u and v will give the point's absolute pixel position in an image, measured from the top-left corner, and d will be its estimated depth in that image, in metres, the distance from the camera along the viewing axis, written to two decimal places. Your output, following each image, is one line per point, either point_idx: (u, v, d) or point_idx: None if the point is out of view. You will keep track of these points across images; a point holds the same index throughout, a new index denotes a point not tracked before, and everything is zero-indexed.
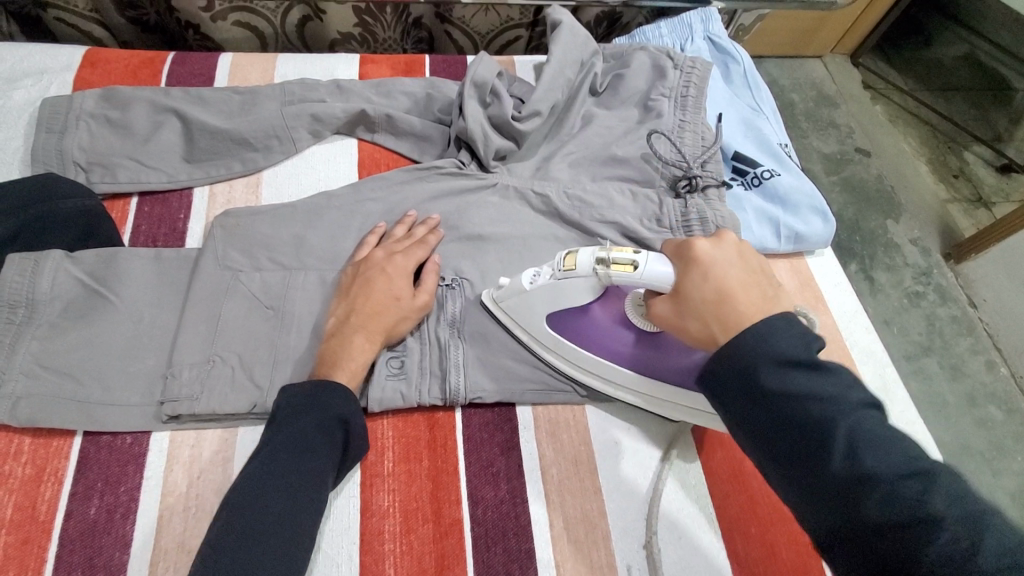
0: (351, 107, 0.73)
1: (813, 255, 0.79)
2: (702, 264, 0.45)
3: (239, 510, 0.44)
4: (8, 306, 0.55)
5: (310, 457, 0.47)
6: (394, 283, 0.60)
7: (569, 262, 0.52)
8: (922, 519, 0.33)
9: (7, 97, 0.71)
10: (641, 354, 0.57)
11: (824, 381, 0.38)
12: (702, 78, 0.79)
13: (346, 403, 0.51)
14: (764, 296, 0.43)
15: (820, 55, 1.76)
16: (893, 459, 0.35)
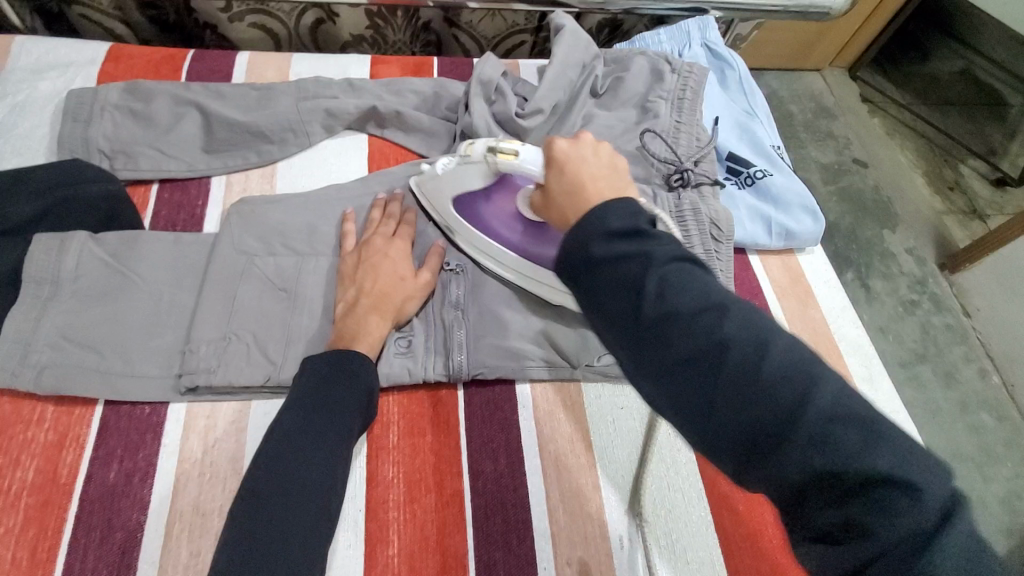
0: (363, 104, 0.77)
1: (804, 253, 0.82)
2: (554, 155, 0.50)
3: (276, 466, 0.47)
4: (35, 282, 0.58)
5: (340, 419, 0.51)
6: (398, 264, 0.64)
7: (467, 151, 0.61)
8: (832, 462, 0.30)
9: (34, 88, 0.75)
10: (528, 241, 0.64)
11: (683, 278, 0.37)
12: (698, 82, 0.83)
13: (372, 376, 0.55)
14: (607, 177, 0.46)
15: (818, 68, 1.80)
16: (798, 393, 0.32)
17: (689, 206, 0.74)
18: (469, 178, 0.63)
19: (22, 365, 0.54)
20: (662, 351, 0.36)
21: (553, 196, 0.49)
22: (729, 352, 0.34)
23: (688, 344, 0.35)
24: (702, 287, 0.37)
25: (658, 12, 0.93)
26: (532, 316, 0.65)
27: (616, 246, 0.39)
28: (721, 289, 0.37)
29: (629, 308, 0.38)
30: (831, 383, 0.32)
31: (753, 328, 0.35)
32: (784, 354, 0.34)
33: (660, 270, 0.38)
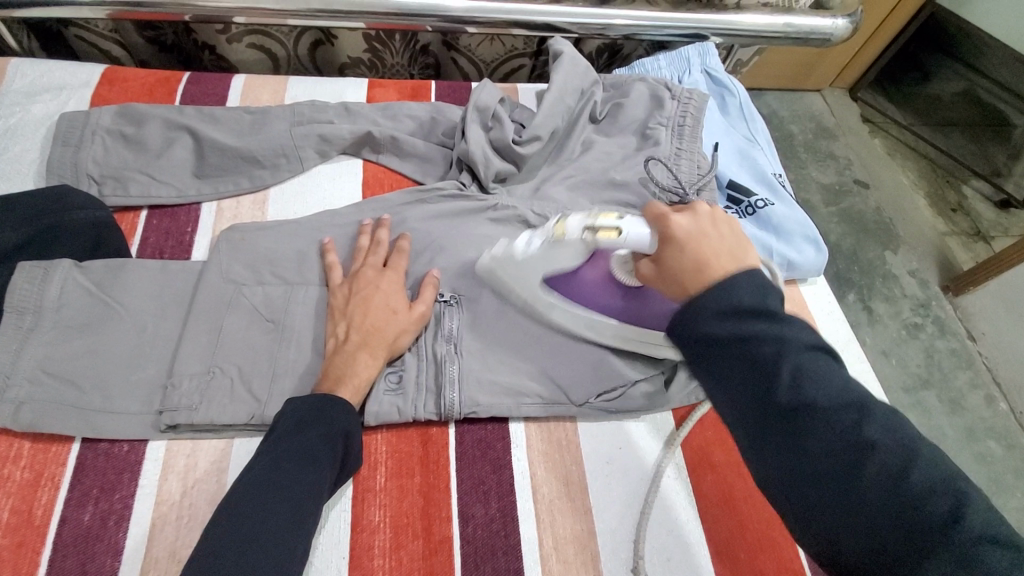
0: (358, 129, 0.76)
1: (807, 284, 0.80)
2: (670, 233, 0.51)
3: (240, 515, 0.45)
4: (15, 313, 0.56)
5: (313, 468, 0.49)
6: (391, 297, 0.62)
7: (559, 230, 0.57)
8: (895, 496, 0.37)
9: (27, 111, 0.74)
10: (630, 308, 0.61)
11: (777, 327, 0.42)
12: (699, 109, 0.82)
13: (347, 419, 0.53)
14: (733, 249, 0.48)
15: (819, 88, 1.80)
16: (945, 507, 0.36)
17: None
18: (562, 258, 0.60)
19: (1, 400, 0.53)
20: (795, 443, 0.40)
21: (674, 275, 0.49)
22: (871, 457, 0.38)
23: (832, 441, 0.39)
24: (853, 392, 0.41)
25: (658, 37, 0.92)
26: (527, 350, 0.64)
27: (742, 327, 0.43)
28: (846, 379, 0.42)
29: (763, 395, 0.41)
30: (971, 500, 0.36)
31: (896, 438, 0.39)
32: (886, 433, 0.39)
33: (785, 358, 0.41)
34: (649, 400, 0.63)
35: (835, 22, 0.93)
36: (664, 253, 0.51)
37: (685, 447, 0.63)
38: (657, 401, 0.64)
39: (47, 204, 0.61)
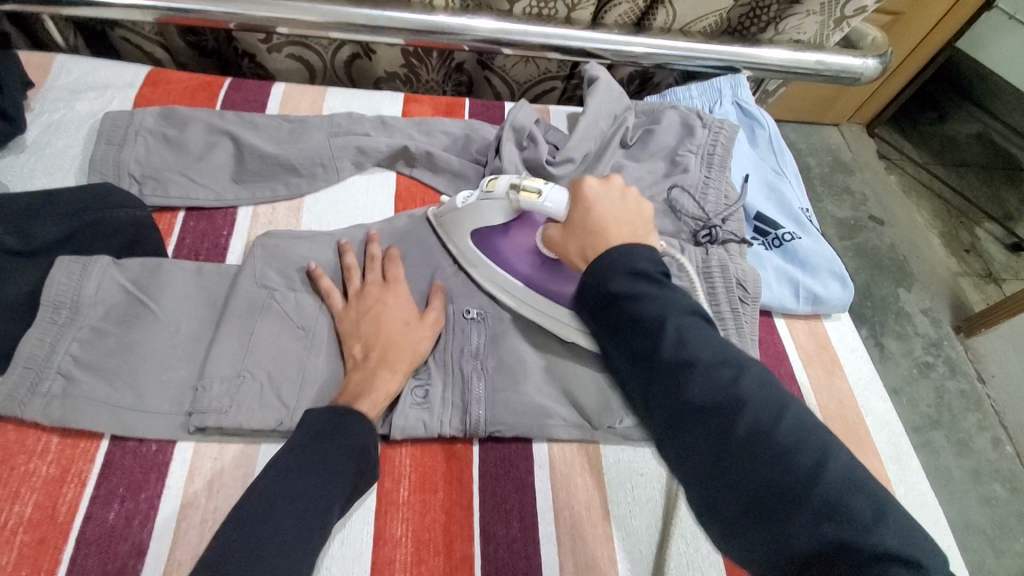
0: (395, 143, 0.77)
1: (830, 319, 0.80)
2: (579, 191, 0.62)
3: (249, 528, 0.45)
4: (52, 306, 0.57)
5: (326, 486, 0.49)
6: (403, 309, 0.63)
7: (490, 185, 0.65)
8: (761, 447, 0.43)
9: (70, 107, 0.75)
10: (544, 279, 0.66)
11: (661, 298, 0.53)
12: (729, 139, 0.83)
13: (366, 433, 0.53)
14: (629, 223, 0.60)
15: (838, 123, 1.82)
16: (811, 458, 0.41)
17: (718, 263, 0.71)
18: (490, 211, 0.66)
19: (32, 394, 0.53)
20: (680, 395, 0.48)
21: (577, 227, 0.60)
22: (745, 410, 0.44)
23: (711, 395, 0.46)
24: (732, 355, 0.48)
25: (691, 67, 0.93)
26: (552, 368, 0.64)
27: (632, 290, 0.54)
28: (736, 352, 0.49)
29: (652, 352, 0.51)
30: (838, 457, 0.41)
31: (771, 396, 0.45)
32: (759, 388, 0.46)
33: (668, 322, 0.51)
34: None
35: (865, 62, 0.95)
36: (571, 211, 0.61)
37: None
38: None
39: (89, 202, 0.62)
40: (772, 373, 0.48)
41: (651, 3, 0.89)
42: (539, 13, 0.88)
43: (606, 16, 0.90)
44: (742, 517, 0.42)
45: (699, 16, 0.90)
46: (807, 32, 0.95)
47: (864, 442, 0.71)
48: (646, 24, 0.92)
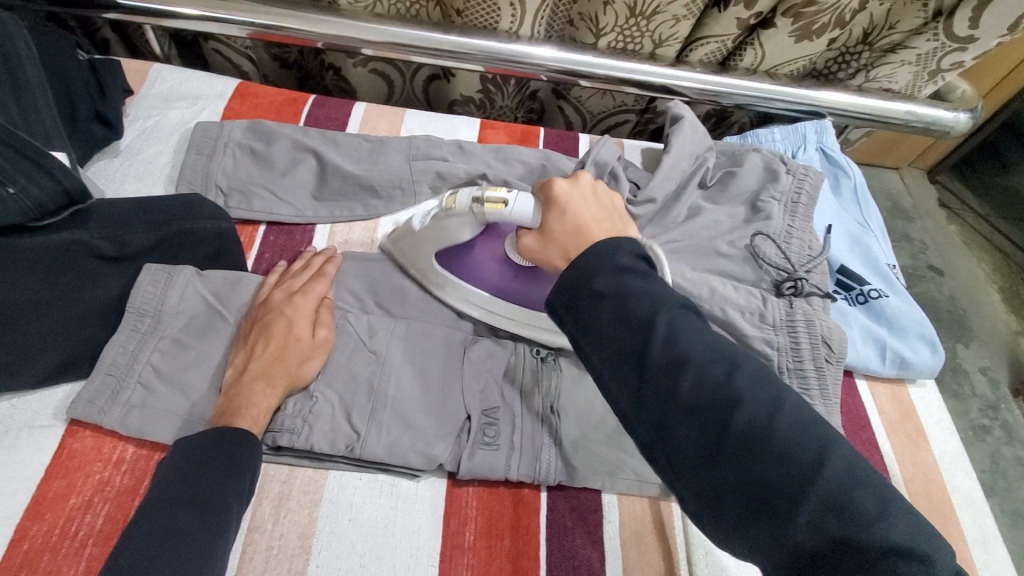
0: (473, 170, 0.76)
1: (915, 385, 0.76)
2: (544, 196, 0.54)
3: (162, 561, 0.42)
4: (136, 314, 0.57)
5: (219, 511, 0.46)
6: (295, 324, 0.58)
7: (450, 201, 0.60)
8: (758, 447, 0.37)
9: (163, 115, 0.77)
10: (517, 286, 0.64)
11: (644, 282, 0.44)
12: (815, 186, 0.79)
13: (190, 441, 0.49)
14: (607, 219, 0.51)
15: (897, 166, 1.71)
16: (810, 451, 0.36)
17: (803, 318, 0.68)
18: (457, 231, 0.61)
19: (112, 402, 0.54)
20: (668, 394, 0.40)
21: (551, 236, 0.52)
22: (739, 406, 0.38)
23: (696, 392, 0.39)
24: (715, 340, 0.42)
25: (770, 109, 0.90)
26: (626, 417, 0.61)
27: (622, 285, 0.43)
28: (728, 345, 0.42)
29: (636, 351, 0.42)
30: (840, 445, 0.37)
31: (757, 380, 0.40)
32: (749, 376, 0.40)
33: (660, 315, 0.42)
34: None
35: (956, 115, 0.90)
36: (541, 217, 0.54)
37: None
38: None
39: (178, 212, 0.62)
40: (760, 361, 0.42)
41: (739, 45, 0.87)
42: (624, 47, 0.87)
43: (690, 55, 0.89)
44: (742, 522, 0.37)
45: (788, 60, 0.88)
46: (899, 82, 0.91)
47: (950, 523, 0.66)
48: (731, 65, 0.90)
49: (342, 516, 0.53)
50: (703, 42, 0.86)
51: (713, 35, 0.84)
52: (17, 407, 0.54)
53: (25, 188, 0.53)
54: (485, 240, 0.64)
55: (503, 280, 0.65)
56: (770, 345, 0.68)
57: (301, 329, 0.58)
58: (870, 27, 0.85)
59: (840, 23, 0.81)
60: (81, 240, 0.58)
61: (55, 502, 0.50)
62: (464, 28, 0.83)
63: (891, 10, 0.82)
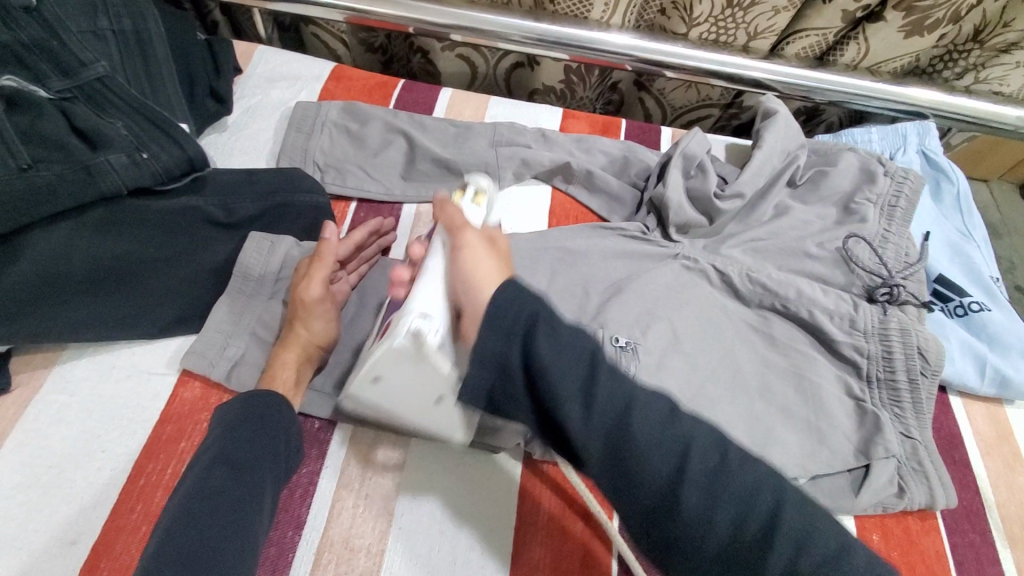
0: (558, 158, 0.77)
1: (1015, 406, 0.70)
2: (451, 222, 0.54)
3: (205, 518, 0.44)
4: (242, 277, 0.61)
5: (254, 480, 0.47)
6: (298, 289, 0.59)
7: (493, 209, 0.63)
8: (708, 519, 0.41)
9: (266, 93, 0.81)
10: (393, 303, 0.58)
11: (596, 377, 0.43)
12: (915, 191, 0.75)
13: (236, 406, 0.52)
14: (467, 274, 0.49)
15: (986, 178, 1.35)
16: (752, 528, 0.41)
17: (898, 326, 0.65)
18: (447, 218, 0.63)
19: (220, 356, 0.58)
20: (626, 486, 0.43)
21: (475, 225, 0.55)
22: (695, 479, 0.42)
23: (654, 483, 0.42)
24: (629, 401, 0.43)
25: (867, 108, 0.85)
26: (715, 411, 0.62)
27: (564, 343, 0.43)
28: (679, 421, 0.44)
29: (599, 447, 0.43)
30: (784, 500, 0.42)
31: (678, 440, 0.43)
32: (698, 455, 0.42)
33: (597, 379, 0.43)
34: (835, 498, 0.59)
35: None
36: (491, 258, 0.51)
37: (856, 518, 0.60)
38: (843, 507, 0.59)
39: (282, 185, 0.66)
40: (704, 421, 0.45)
41: (840, 39, 0.84)
42: (715, 39, 0.86)
43: (787, 48, 0.86)
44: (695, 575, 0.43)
45: (894, 56, 0.84)
46: (1011, 86, 0.86)
47: None
48: (830, 60, 0.87)
49: (423, 484, 0.56)
50: (801, 36, 0.83)
51: (814, 28, 0.81)
52: (138, 354, 0.59)
53: (155, 153, 0.58)
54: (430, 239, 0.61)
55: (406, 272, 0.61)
56: (860, 351, 0.65)
57: (308, 288, 0.58)
58: (983, 24, 0.79)
59: (955, 19, 0.76)
60: (197, 206, 0.62)
61: (168, 445, 0.54)
62: (555, 17, 0.83)
63: (1007, 6, 0.75)
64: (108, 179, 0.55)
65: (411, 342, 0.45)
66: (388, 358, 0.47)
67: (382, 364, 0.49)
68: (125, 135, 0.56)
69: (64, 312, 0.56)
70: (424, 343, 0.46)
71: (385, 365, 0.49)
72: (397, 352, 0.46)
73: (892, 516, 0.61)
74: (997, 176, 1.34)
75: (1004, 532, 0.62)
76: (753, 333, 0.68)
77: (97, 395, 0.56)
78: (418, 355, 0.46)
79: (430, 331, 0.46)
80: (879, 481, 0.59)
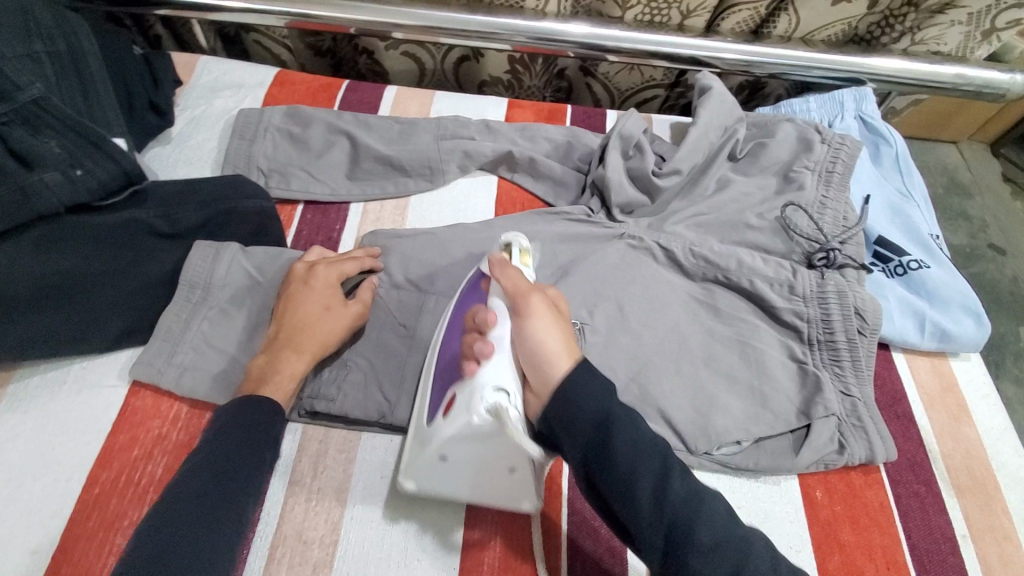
0: (499, 148, 0.78)
1: (958, 359, 0.73)
2: (512, 288, 0.53)
3: (175, 530, 0.45)
4: (188, 286, 0.62)
5: (231, 485, 0.48)
6: (314, 283, 0.61)
7: (524, 258, 0.60)
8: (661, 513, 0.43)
9: (209, 103, 0.82)
10: (434, 376, 0.56)
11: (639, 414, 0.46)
12: (851, 156, 0.77)
13: (222, 412, 0.53)
14: (544, 355, 0.48)
15: (955, 141, 1.36)
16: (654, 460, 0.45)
17: (835, 289, 0.67)
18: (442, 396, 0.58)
19: (168, 364, 0.59)
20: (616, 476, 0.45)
21: (550, 311, 0.52)
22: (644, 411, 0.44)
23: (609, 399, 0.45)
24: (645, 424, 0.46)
25: (807, 78, 0.87)
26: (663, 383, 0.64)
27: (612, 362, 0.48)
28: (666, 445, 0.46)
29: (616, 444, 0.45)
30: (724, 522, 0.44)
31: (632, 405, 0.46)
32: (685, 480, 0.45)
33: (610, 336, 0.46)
34: (777, 457, 0.62)
35: (1012, 77, 0.85)
36: (558, 330, 0.50)
37: (802, 476, 0.63)
38: (784, 465, 0.61)
39: (223, 193, 0.67)
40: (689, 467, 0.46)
41: (772, 12, 0.85)
42: (650, 20, 0.87)
43: (721, 24, 0.87)
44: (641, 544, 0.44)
45: (826, 24, 0.85)
46: (949, 44, 0.87)
47: (994, 499, 0.63)
48: (764, 32, 0.88)
49: (375, 473, 0.57)
50: (733, 11, 0.84)
51: (744, 2, 0.82)
52: (90, 368, 0.60)
53: (90, 170, 0.60)
54: (446, 362, 0.56)
55: (445, 356, 0.56)
56: (800, 316, 0.67)
57: (330, 272, 0.62)
58: None
59: None
60: (140, 219, 0.63)
61: (121, 453, 0.56)
62: (490, 9, 0.84)
63: None
64: (45, 202, 0.57)
65: (491, 413, 0.46)
66: (459, 442, 0.49)
67: (452, 447, 0.50)
68: (58, 153, 0.58)
69: (9, 331, 0.56)
70: (504, 415, 0.46)
71: (452, 445, 0.50)
72: (478, 427, 0.47)
73: (835, 472, 0.63)
74: (967, 137, 1.35)
75: (947, 481, 0.64)
76: (698, 306, 0.70)
77: (51, 410, 0.57)
78: (497, 431, 0.47)
79: (509, 402, 0.47)
80: (820, 439, 0.61)
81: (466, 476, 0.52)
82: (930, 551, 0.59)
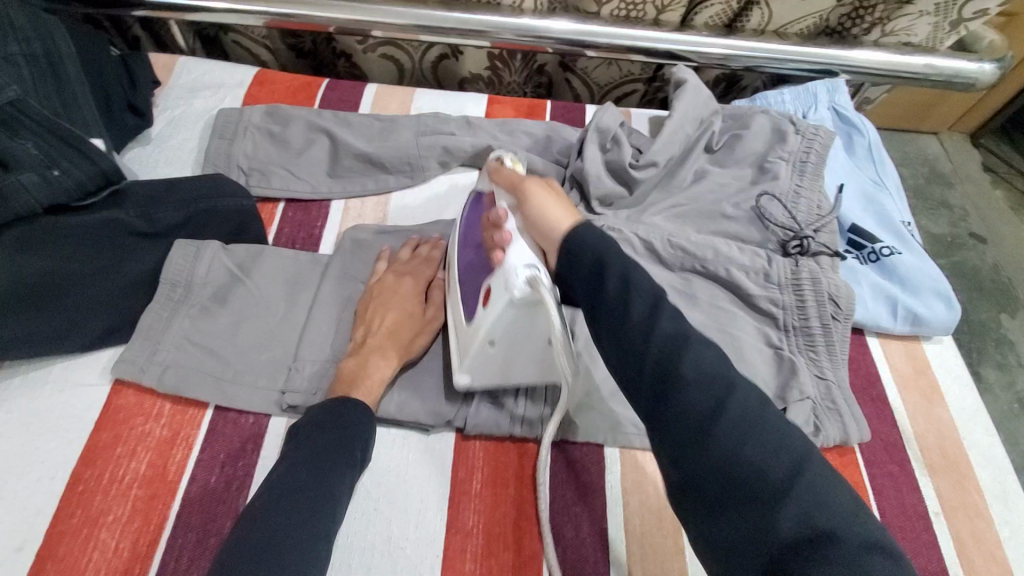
0: (479, 143, 0.79)
1: (931, 342, 0.74)
2: (509, 180, 0.59)
3: (275, 517, 0.45)
4: (169, 285, 0.63)
5: (327, 478, 0.49)
6: (400, 290, 0.65)
7: (515, 162, 0.62)
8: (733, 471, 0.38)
9: (189, 104, 0.82)
10: (467, 274, 0.62)
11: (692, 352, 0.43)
12: (825, 146, 0.78)
13: (315, 411, 0.55)
14: (547, 222, 0.53)
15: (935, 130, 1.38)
16: (705, 400, 0.40)
17: (809, 276, 0.68)
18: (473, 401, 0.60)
19: (150, 362, 0.59)
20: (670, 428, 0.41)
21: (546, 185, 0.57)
22: (682, 371, 0.41)
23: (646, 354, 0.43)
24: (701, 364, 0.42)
25: (781, 71, 0.88)
26: None
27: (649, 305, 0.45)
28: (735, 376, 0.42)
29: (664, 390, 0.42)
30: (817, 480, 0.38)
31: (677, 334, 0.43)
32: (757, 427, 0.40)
33: (632, 295, 0.45)
34: None
35: (981, 66, 0.86)
36: (557, 201, 0.54)
37: None
38: None
39: (204, 191, 0.68)
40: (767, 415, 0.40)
41: (744, 6, 0.86)
42: (627, 15, 0.88)
43: (696, 18, 0.89)
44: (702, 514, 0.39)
45: (797, 18, 0.87)
46: (919, 35, 0.89)
47: (965, 476, 0.65)
48: (739, 26, 0.90)
49: None
50: (706, 5, 0.86)
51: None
52: (71, 367, 0.61)
53: (66, 170, 0.60)
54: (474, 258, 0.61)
55: (472, 266, 0.62)
56: (776, 303, 0.68)
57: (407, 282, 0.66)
58: None
59: None
60: (118, 218, 0.63)
61: (105, 451, 0.56)
62: (467, 6, 0.85)
63: None
64: (20, 201, 0.58)
65: (527, 288, 0.51)
66: (504, 324, 0.54)
67: (498, 330, 0.54)
68: (34, 154, 0.58)
69: None
70: (540, 283, 0.51)
71: (498, 325, 0.54)
72: (518, 301, 0.52)
73: None
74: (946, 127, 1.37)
75: (921, 460, 0.65)
76: (677, 296, 0.70)
77: (33, 410, 0.58)
78: (535, 299, 0.52)
79: (541, 273, 0.51)
80: (795, 423, 0.62)
81: (512, 359, 0.57)
82: (904, 528, 0.61)
